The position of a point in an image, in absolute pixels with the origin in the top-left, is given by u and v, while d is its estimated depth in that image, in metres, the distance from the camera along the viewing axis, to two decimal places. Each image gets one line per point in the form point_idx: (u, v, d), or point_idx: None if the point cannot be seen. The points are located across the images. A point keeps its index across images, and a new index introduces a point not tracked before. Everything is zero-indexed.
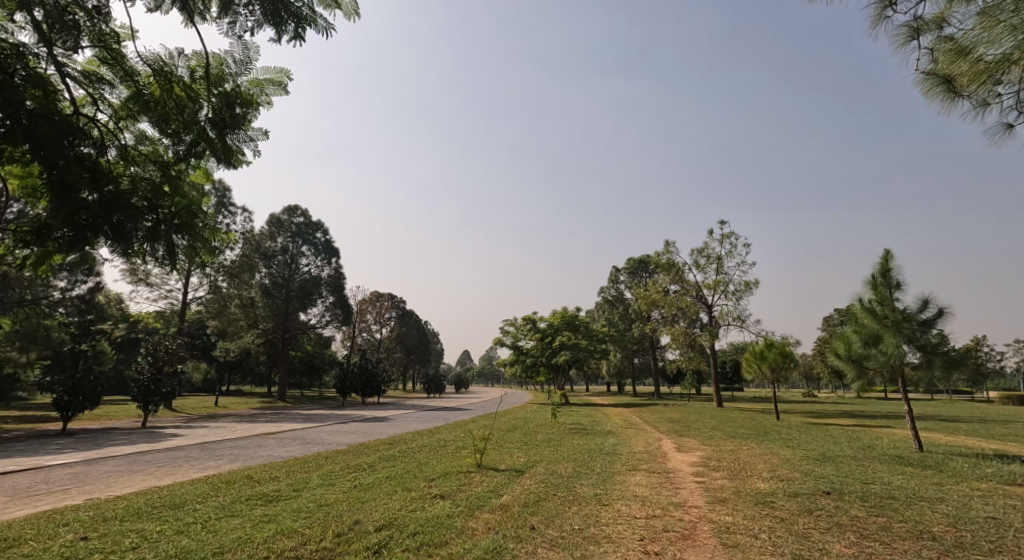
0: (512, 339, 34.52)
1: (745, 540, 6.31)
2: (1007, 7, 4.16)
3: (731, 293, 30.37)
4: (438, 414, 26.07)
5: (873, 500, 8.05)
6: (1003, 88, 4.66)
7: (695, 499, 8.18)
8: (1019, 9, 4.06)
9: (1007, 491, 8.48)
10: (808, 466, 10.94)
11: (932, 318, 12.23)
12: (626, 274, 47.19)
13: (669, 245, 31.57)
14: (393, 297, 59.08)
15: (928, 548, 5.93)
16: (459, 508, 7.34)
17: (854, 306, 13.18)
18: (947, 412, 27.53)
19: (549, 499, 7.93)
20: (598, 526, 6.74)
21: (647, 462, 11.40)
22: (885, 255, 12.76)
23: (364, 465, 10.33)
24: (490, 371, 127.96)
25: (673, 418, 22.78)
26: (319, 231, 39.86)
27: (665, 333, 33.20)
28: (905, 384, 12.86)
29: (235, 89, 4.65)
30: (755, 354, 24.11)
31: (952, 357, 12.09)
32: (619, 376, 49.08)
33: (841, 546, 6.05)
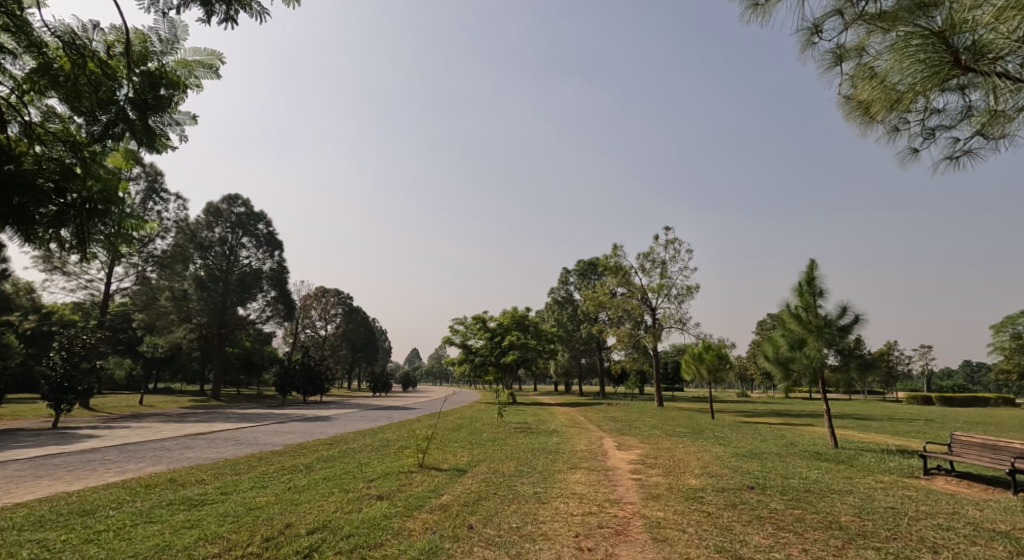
0: (461, 338, 34.50)
1: (674, 534, 6.60)
2: (915, 41, 4.43)
3: (673, 296, 31.49)
4: (381, 413, 25.60)
5: (791, 493, 8.59)
6: (911, 115, 5.06)
7: (630, 496, 8.47)
8: (924, 44, 4.35)
9: (906, 483, 9.30)
10: (736, 463, 11.56)
11: (849, 323, 13.17)
12: (576, 275, 48.04)
13: (617, 249, 32.44)
14: (339, 294, 57.29)
15: (834, 537, 6.40)
16: (396, 508, 7.27)
17: (782, 311, 13.98)
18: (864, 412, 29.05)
19: (488, 499, 7.97)
20: (535, 524, 6.86)
21: (588, 461, 11.64)
22: (810, 264, 13.63)
23: (301, 466, 10.00)
24: (437, 371, 126.82)
25: (617, 418, 23.30)
26: (261, 222, 38.30)
27: (611, 334, 34.00)
28: (824, 386, 13.78)
29: (160, 69, 4.43)
30: (694, 356, 25.10)
31: (866, 360, 13.09)
32: (566, 375, 49.81)
33: (759, 538, 6.43)
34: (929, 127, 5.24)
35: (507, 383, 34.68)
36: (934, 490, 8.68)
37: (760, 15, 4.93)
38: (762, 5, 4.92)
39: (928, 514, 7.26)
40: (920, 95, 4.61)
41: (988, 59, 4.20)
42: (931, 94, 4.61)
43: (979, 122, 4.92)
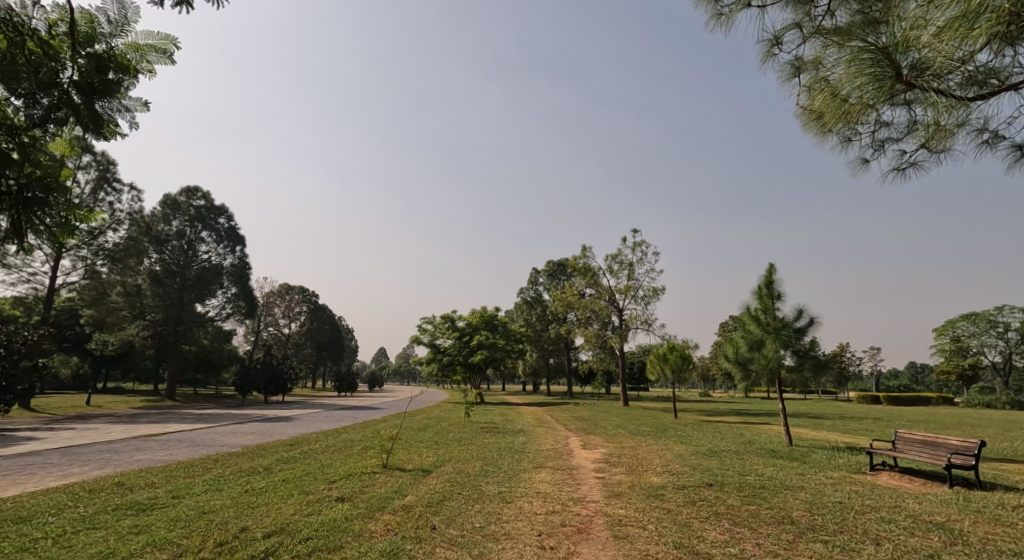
0: (429, 337, 34.30)
1: (635, 531, 6.70)
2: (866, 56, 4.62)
3: (640, 298, 31.98)
4: (346, 413, 25.20)
5: (747, 489, 8.87)
6: (861, 126, 5.26)
7: (593, 494, 8.56)
8: (875, 59, 4.54)
9: (853, 478, 9.72)
10: (697, 461, 11.83)
11: (805, 326, 13.65)
12: (545, 276, 48.35)
13: (586, 250, 32.80)
14: (304, 291, 56.09)
15: (786, 531, 6.63)
16: (357, 510, 7.15)
17: (742, 313, 14.39)
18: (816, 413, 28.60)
19: (453, 499, 7.94)
20: (499, 523, 6.87)
21: (553, 460, 11.74)
22: (770, 268, 14.08)
23: (258, 468, 9.74)
24: (404, 370, 125.37)
25: (582, 417, 23.59)
26: (222, 216, 37.19)
27: (579, 334, 34.34)
28: (781, 386, 14.24)
29: (108, 52, 4.22)
30: (658, 356, 25.58)
31: (820, 360, 13.59)
32: (533, 375, 49.98)
33: (716, 533, 6.60)
34: (878, 137, 5.46)
35: (475, 382, 34.65)
36: (879, 484, 9.11)
37: (722, 23, 5.06)
38: (726, 15, 5.04)
39: (873, 507, 7.59)
40: (869, 107, 4.80)
41: (925, 77, 4.46)
42: (882, 107, 4.80)
43: (921, 137, 5.15)
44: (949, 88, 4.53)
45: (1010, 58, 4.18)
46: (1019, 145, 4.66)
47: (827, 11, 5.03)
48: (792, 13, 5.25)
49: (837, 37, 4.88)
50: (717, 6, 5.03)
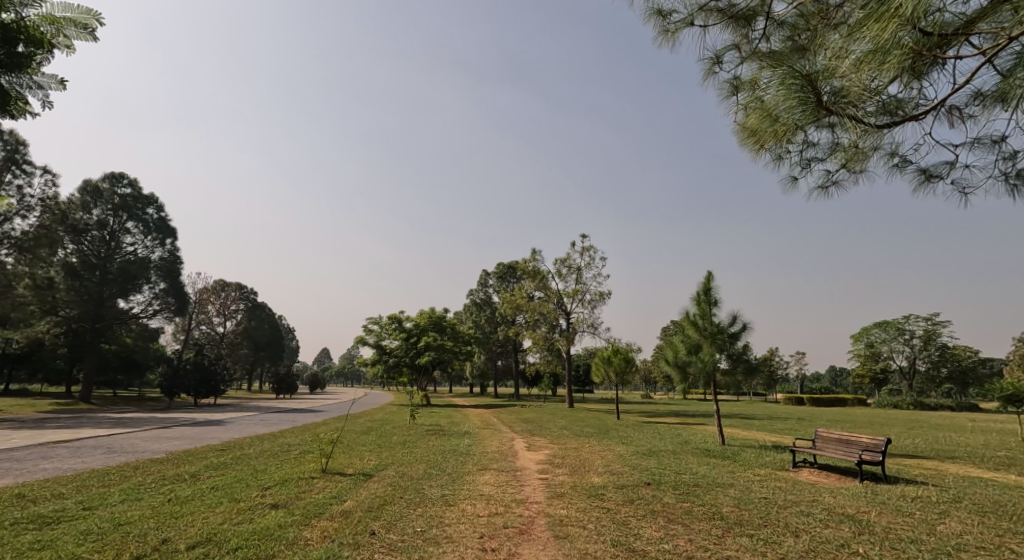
0: (375, 338, 33.64)
1: (575, 530, 6.88)
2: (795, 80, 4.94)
3: (587, 302, 32.63)
4: (284, 416, 24.33)
5: (682, 487, 9.26)
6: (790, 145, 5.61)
7: (535, 495, 8.70)
8: (803, 83, 4.86)
9: (778, 475, 10.35)
10: (636, 461, 12.23)
11: (738, 331, 14.39)
12: (495, 278, 48.48)
13: (536, 253, 33.13)
14: (242, 288, 53.75)
15: (716, 526, 6.99)
16: (293, 517, 6.96)
17: (681, 318, 14.97)
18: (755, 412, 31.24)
19: (394, 503, 7.86)
20: (440, 526, 6.87)
21: (497, 462, 11.83)
22: (708, 275, 14.73)
23: (184, 475, 9.27)
24: (348, 372, 122.02)
25: (527, 418, 23.86)
26: (151, 206, 35.12)
27: (526, 336, 34.62)
28: (716, 388, 14.96)
29: (16, 22, 3.89)
30: (603, 359, 26.20)
31: (752, 363, 14.35)
32: (481, 377, 49.98)
33: (651, 530, 6.87)
34: (805, 156, 5.85)
35: (421, 384, 34.28)
36: (801, 480, 9.73)
37: (667, 40, 5.30)
38: (671, 32, 5.29)
39: (794, 502, 8.11)
40: (797, 128, 5.14)
41: (843, 104, 4.86)
42: (807, 129, 5.18)
43: (842, 158, 5.58)
44: (864, 115, 4.95)
45: (916, 91, 4.60)
46: (924, 170, 5.14)
47: (763, 35, 5.33)
48: (732, 34, 5.51)
49: (771, 61, 5.21)
50: (664, 23, 5.26)
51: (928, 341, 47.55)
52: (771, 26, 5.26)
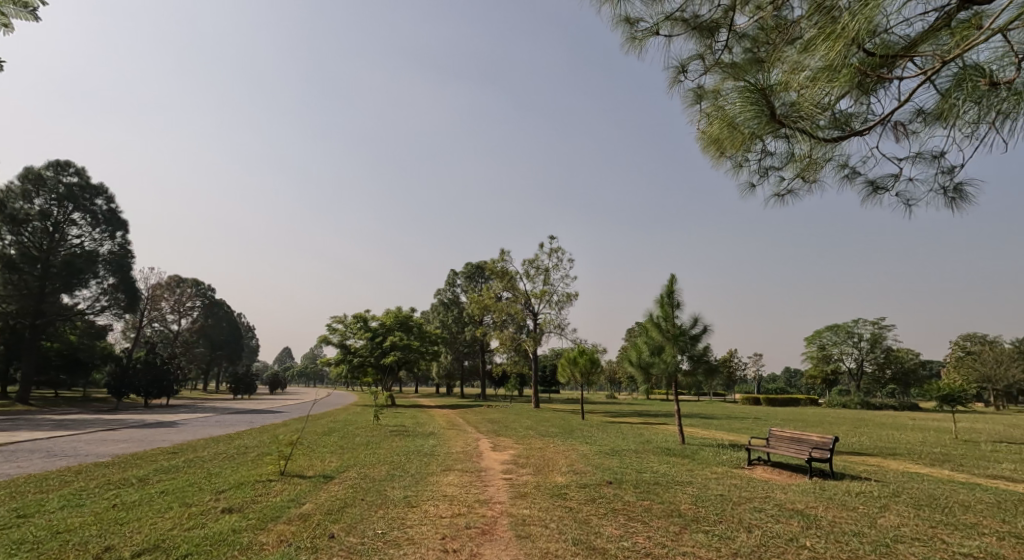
0: (339, 337, 33.03)
1: (537, 530, 6.92)
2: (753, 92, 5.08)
3: (554, 302, 32.85)
4: (242, 417, 23.63)
5: (642, 486, 9.43)
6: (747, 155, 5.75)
7: (499, 495, 8.71)
8: (759, 94, 5.01)
9: (734, 473, 10.65)
10: (599, 460, 12.39)
11: (699, 333, 14.75)
12: (463, 278, 48.31)
13: (504, 254, 33.19)
14: (198, 284, 51.99)
15: (674, 524, 7.15)
16: (248, 522, 6.78)
17: (645, 320, 15.24)
18: (715, 413, 31.81)
19: (354, 505, 7.74)
20: (402, 528, 6.81)
21: (462, 462, 11.80)
22: (671, 278, 15.05)
23: (132, 480, 8.90)
24: (311, 372, 119.41)
25: (493, 418, 23.89)
26: (100, 196, 33.58)
27: (493, 337, 34.60)
28: (677, 389, 15.30)
29: None
30: (569, 360, 26.43)
31: (711, 365, 14.73)
32: (447, 377, 49.66)
33: (612, 528, 6.98)
34: (762, 166, 6.00)
35: (386, 384, 33.86)
36: (756, 478, 10.06)
37: (634, 47, 5.37)
38: (637, 40, 5.37)
39: (748, 498, 8.38)
40: (755, 138, 5.28)
41: (798, 117, 5.03)
42: (764, 140, 5.34)
43: (796, 168, 5.77)
44: (817, 128, 5.14)
45: (864, 107, 4.81)
46: (872, 181, 5.39)
47: (725, 47, 5.44)
48: (696, 45, 5.61)
49: (730, 72, 5.34)
50: (631, 30, 5.34)
51: (875, 343, 49.69)
52: (733, 38, 5.38)
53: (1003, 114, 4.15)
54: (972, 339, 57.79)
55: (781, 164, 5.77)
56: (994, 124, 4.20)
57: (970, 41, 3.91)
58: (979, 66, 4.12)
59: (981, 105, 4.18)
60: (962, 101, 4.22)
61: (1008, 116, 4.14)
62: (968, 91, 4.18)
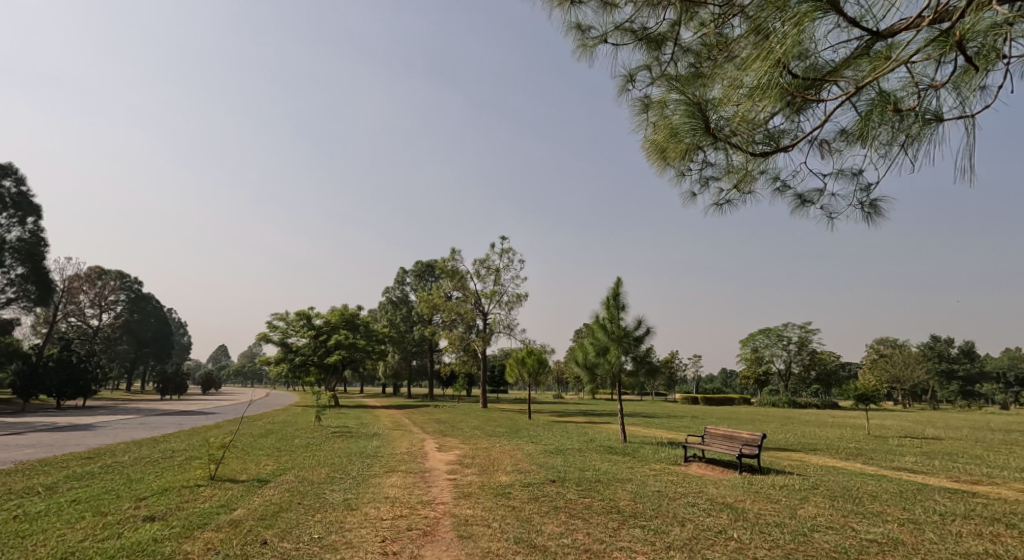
0: (280, 335, 31.86)
1: (479, 529, 6.95)
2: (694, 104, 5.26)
3: (504, 303, 32.91)
4: (171, 419, 22.38)
5: (585, 483, 9.63)
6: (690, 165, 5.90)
7: (442, 496, 8.68)
8: (701, 105, 5.19)
9: (671, 469, 11.06)
10: (542, 459, 12.55)
11: (642, 334, 15.19)
12: (413, 277, 47.65)
13: (455, 253, 32.95)
14: (124, 277, 48.80)
15: (612, 520, 7.35)
16: (171, 530, 6.44)
17: (591, 321, 15.54)
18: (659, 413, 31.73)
19: (290, 509, 7.52)
20: (340, 532, 6.66)
21: (406, 463, 11.67)
22: (617, 281, 15.44)
23: (40, 488, 8.27)
24: (249, 371, 114.48)
25: (441, 419, 23.68)
26: (9, 178, 30.94)
27: (442, 336, 34.31)
28: (621, 389, 15.70)
29: None
30: (517, 360, 26.56)
31: (653, 365, 15.21)
32: (394, 377, 48.77)
33: (553, 526, 7.10)
34: (703, 176, 6.17)
35: (329, 384, 32.97)
36: (691, 473, 10.48)
37: (585, 54, 5.49)
38: (588, 46, 5.48)
39: (683, 493, 8.73)
40: (695, 148, 5.45)
41: (733, 131, 5.27)
42: (704, 151, 5.55)
43: (733, 180, 6.03)
44: (751, 144, 5.41)
45: (794, 124, 5.10)
46: (800, 195, 5.72)
47: (672, 59, 5.63)
48: (644, 55, 5.78)
49: (673, 84, 5.52)
50: (582, 37, 5.45)
51: (802, 346, 52.68)
52: (679, 52, 5.58)
53: (909, 138, 4.53)
54: (885, 343, 62.47)
55: (720, 176, 6.01)
56: (902, 147, 4.57)
57: (882, 69, 4.25)
58: (889, 93, 4.48)
59: (892, 129, 4.55)
60: (876, 124, 4.58)
61: (915, 140, 4.52)
62: (880, 115, 4.53)
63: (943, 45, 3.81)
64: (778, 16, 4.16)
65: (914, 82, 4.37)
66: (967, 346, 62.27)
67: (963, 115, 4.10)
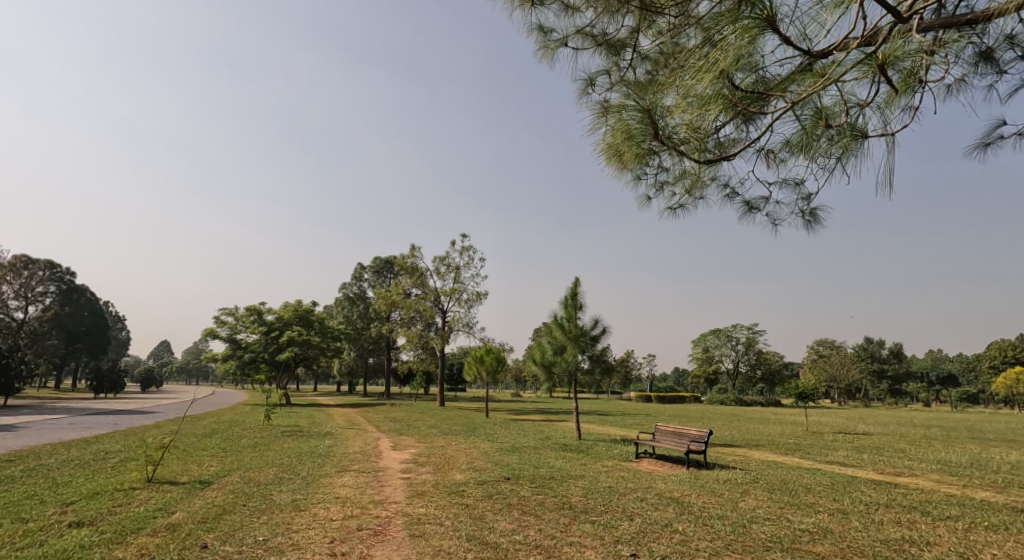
0: (228, 331, 30.71)
1: (431, 528, 6.90)
2: (650, 109, 5.33)
3: (463, 301, 32.76)
4: (106, 418, 21.19)
5: (538, 481, 9.73)
6: (647, 168, 5.95)
7: (396, 495, 8.58)
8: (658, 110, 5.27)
9: (623, 466, 11.31)
10: (497, 457, 12.60)
11: (598, 334, 15.44)
12: (371, 273, 46.84)
13: (414, 249, 32.53)
14: (54, 267, 45.93)
15: (564, 516, 7.44)
16: (101, 536, 6.13)
17: (549, 320, 15.67)
18: (619, 412, 30.23)
19: (235, 511, 7.27)
20: (286, 534, 6.48)
21: (358, 462, 11.47)
22: (576, 282, 15.63)
23: None
24: (195, 368, 109.88)
25: (396, 417, 23.38)
26: None
27: (400, 334, 33.90)
28: (577, 387, 15.90)
29: None
30: (476, 358, 26.48)
31: (609, 364, 15.48)
32: (349, 375, 47.82)
33: (505, 523, 7.13)
34: (659, 181, 6.24)
35: (281, 383, 32.02)
36: (641, 470, 10.74)
37: (546, 56, 5.53)
38: (549, 48, 5.53)
39: (634, 489, 8.93)
40: (650, 153, 5.53)
41: (683, 139, 5.44)
42: (658, 156, 5.70)
43: (685, 185, 6.19)
44: (701, 150, 5.61)
45: (743, 133, 5.30)
46: (747, 202, 5.95)
47: (630, 65, 5.73)
48: (604, 60, 5.85)
49: (630, 89, 5.59)
50: (543, 39, 5.48)
51: (748, 346, 54.89)
52: (638, 58, 5.69)
53: (843, 152, 4.82)
54: (824, 344, 65.82)
55: (673, 181, 6.16)
56: (836, 160, 4.87)
57: (818, 86, 4.51)
58: (824, 109, 4.76)
59: (827, 142, 4.83)
60: (814, 137, 4.83)
61: (848, 154, 4.81)
62: (817, 129, 4.80)
63: (870, 66, 4.07)
64: (726, 28, 4.32)
65: (845, 100, 4.67)
66: (895, 347, 66.39)
67: (885, 133, 4.42)
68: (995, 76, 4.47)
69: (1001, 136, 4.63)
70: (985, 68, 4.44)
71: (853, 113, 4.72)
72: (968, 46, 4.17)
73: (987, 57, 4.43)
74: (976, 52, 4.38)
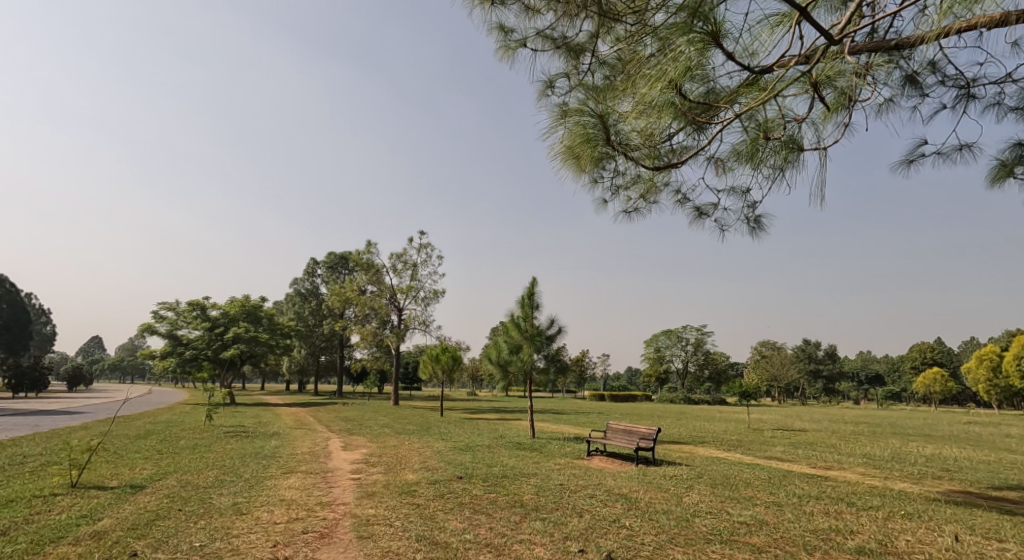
0: (168, 327, 29.27)
1: (380, 529, 6.81)
2: (608, 112, 5.42)
3: (419, 298, 32.36)
4: (28, 420, 19.76)
5: (490, 479, 9.75)
6: (603, 171, 6.04)
7: (345, 496, 8.42)
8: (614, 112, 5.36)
9: (574, 463, 11.46)
10: (450, 456, 12.55)
11: (554, 334, 15.60)
12: (325, 268, 45.70)
13: (369, 246, 31.89)
14: None
15: (515, 514, 7.48)
16: (16, 547, 5.74)
17: (506, 320, 15.70)
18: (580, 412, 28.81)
19: (169, 517, 6.95)
20: (225, 539, 6.25)
21: (307, 463, 11.18)
22: (532, 281, 15.72)
23: None
24: (132, 366, 104.09)
25: (347, 417, 22.90)
26: None
27: (353, 333, 33.10)
28: (532, 386, 16.01)
29: None
30: (431, 357, 26.19)
31: (563, 363, 15.66)
32: (299, 373, 46.45)
33: (456, 522, 7.11)
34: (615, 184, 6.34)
35: (225, 381, 30.80)
36: (592, 467, 10.92)
37: (506, 56, 5.54)
38: (510, 48, 5.53)
39: (584, 486, 9.07)
40: (605, 156, 5.63)
41: (634, 144, 5.59)
42: (613, 160, 5.82)
43: (640, 190, 6.34)
44: (654, 157, 5.80)
45: (694, 141, 5.48)
46: (697, 207, 6.15)
47: (589, 70, 5.80)
48: (564, 63, 5.91)
49: (588, 92, 5.64)
50: (504, 39, 5.50)
51: (697, 347, 56.70)
52: (596, 63, 5.75)
53: (783, 163, 5.06)
54: (767, 345, 68.75)
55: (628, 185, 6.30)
56: (777, 171, 5.11)
57: (761, 99, 4.73)
58: (766, 121, 4.99)
59: (769, 154, 5.06)
60: (757, 148, 5.06)
61: (787, 165, 5.06)
62: (759, 141, 5.04)
63: (805, 84, 4.30)
64: (677, 40, 4.46)
65: (784, 114, 4.91)
66: (830, 348, 70.05)
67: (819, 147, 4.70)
68: (919, 98, 4.80)
69: (922, 155, 4.99)
70: (911, 91, 4.76)
71: (791, 127, 4.97)
72: (895, 68, 4.45)
73: (912, 80, 4.74)
74: (902, 76, 4.70)
